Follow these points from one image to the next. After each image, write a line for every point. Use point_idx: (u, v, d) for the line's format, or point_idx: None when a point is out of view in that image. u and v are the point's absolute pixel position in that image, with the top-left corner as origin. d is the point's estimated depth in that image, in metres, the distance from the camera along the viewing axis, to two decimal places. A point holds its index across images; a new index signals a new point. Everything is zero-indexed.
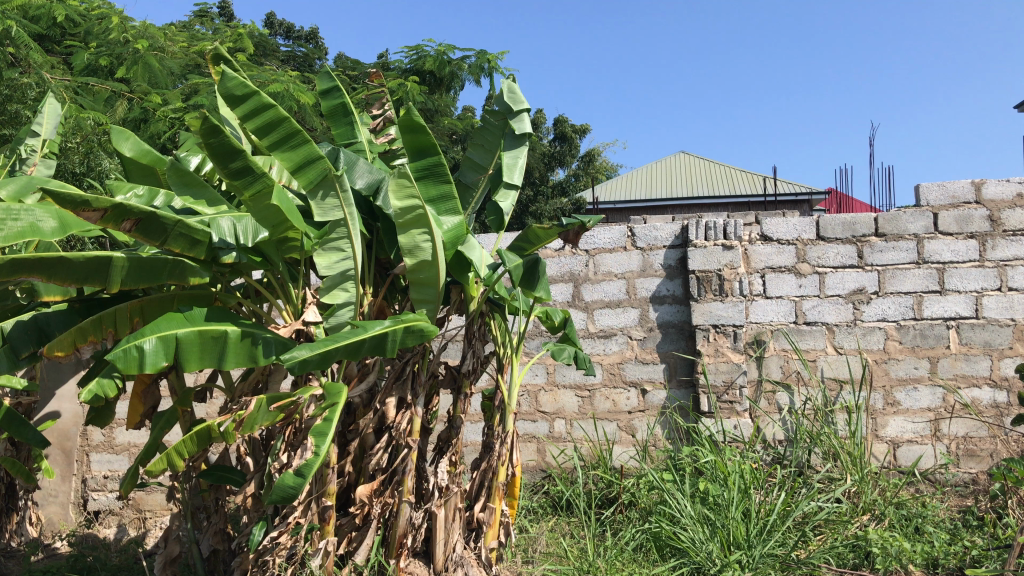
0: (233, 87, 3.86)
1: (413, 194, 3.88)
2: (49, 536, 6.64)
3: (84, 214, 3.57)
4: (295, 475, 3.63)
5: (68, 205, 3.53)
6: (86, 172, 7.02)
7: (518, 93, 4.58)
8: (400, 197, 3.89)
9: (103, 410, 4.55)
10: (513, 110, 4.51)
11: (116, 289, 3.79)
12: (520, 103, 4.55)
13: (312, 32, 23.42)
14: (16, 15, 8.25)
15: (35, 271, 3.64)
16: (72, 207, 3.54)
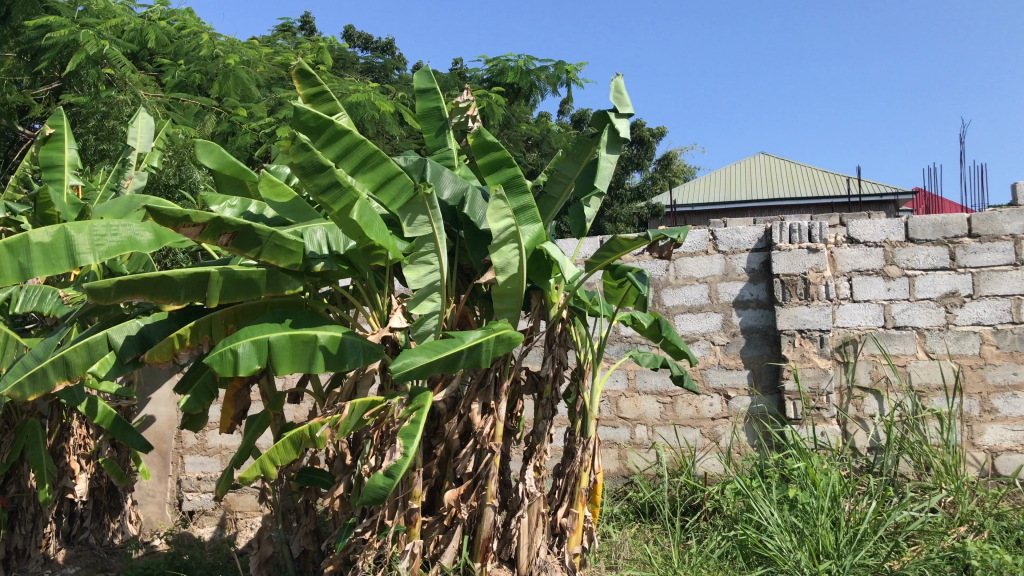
0: (308, 118, 3.90)
1: (507, 213, 3.98)
2: (147, 535, 6.89)
3: (184, 230, 3.76)
4: (385, 475, 3.72)
5: (169, 221, 3.73)
6: (179, 185, 7.34)
7: (625, 94, 4.48)
8: (493, 217, 3.97)
9: (197, 416, 4.71)
10: (619, 114, 4.44)
11: (215, 305, 3.95)
12: (626, 107, 4.46)
13: (389, 43, 23.77)
14: (112, 35, 8.60)
15: (139, 292, 3.80)
16: (173, 222, 3.73)
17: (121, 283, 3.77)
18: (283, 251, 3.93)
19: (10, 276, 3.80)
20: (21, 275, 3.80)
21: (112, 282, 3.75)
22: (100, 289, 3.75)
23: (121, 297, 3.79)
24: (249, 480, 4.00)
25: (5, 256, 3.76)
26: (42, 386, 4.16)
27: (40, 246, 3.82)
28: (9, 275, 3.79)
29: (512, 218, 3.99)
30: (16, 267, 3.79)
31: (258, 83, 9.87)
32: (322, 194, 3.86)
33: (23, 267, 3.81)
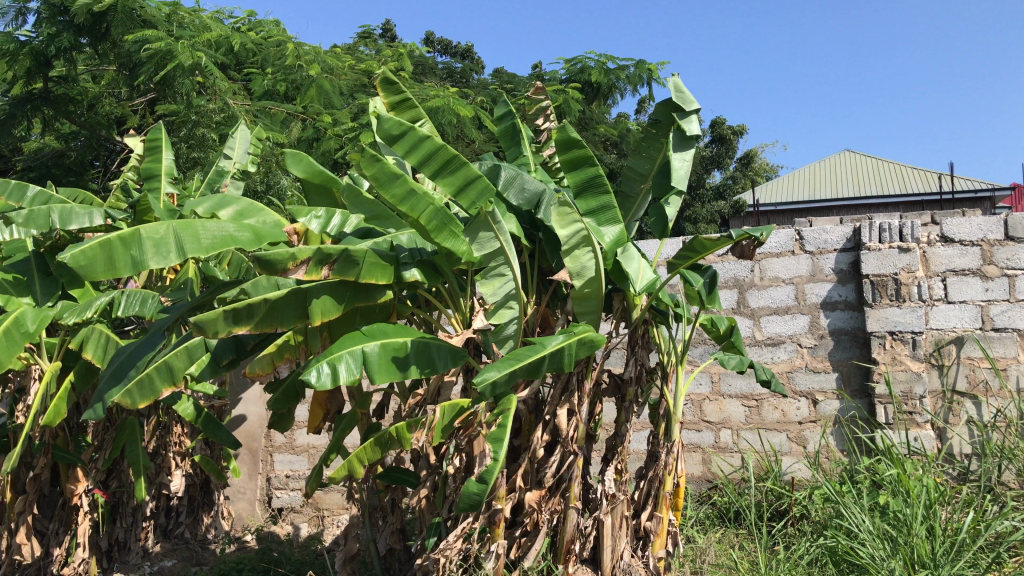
0: (390, 127, 4.04)
1: (575, 218, 4.06)
2: (239, 530, 7.12)
3: (293, 271, 3.96)
4: (479, 481, 3.79)
5: (278, 266, 3.95)
6: (266, 191, 7.60)
7: (687, 92, 4.40)
8: (561, 223, 4.07)
9: (286, 415, 4.84)
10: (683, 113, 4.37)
11: (318, 321, 4.04)
12: (689, 104, 4.38)
13: (469, 49, 23.96)
14: (204, 47, 8.90)
15: (247, 320, 3.98)
16: (280, 267, 3.95)
17: (229, 316, 3.97)
18: (376, 267, 4.02)
19: (124, 268, 4.12)
20: (133, 266, 4.13)
21: (220, 311, 3.94)
22: (209, 322, 3.94)
23: (230, 329, 3.98)
24: (337, 480, 4.12)
25: (121, 247, 4.11)
26: (151, 393, 4.45)
27: (152, 240, 4.16)
28: (123, 266, 4.13)
29: (582, 223, 4.06)
30: (128, 259, 4.12)
31: (342, 90, 10.07)
32: (398, 202, 3.92)
33: (135, 260, 4.14)
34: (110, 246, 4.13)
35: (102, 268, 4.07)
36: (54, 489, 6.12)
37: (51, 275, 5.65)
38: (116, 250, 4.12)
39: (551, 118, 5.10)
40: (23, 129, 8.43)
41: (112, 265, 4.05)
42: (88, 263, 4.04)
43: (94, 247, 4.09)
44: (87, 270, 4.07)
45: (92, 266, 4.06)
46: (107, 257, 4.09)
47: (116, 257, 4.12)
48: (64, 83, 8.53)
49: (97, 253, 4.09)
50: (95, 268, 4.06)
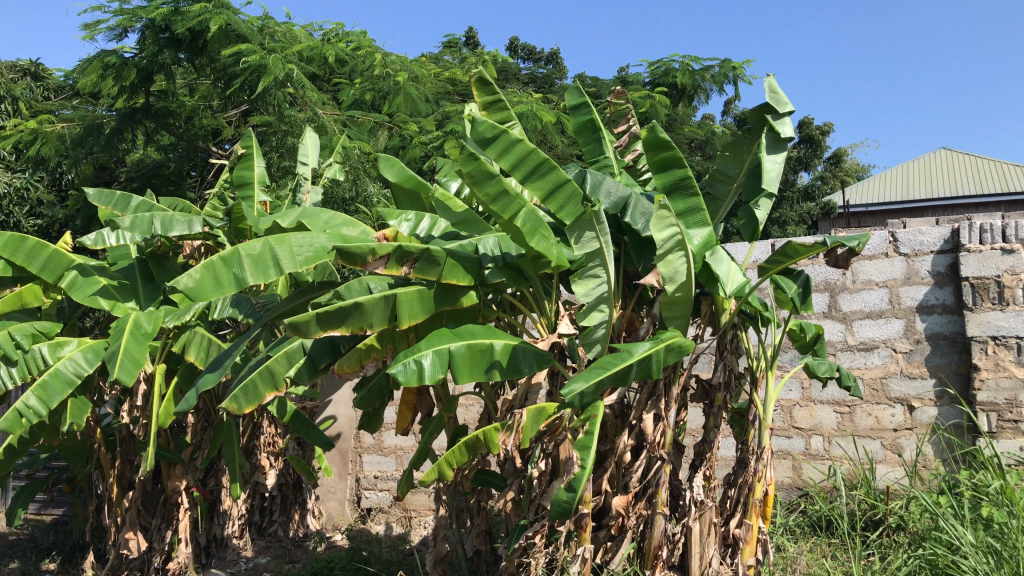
0: (484, 130, 4.08)
1: (672, 222, 3.97)
2: (329, 529, 7.28)
3: (371, 264, 3.99)
4: (568, 489, 3.83)
5: (357, 258, 3.96)
6: (354, 198, 7.79)
7: (781, 94, 4.37)
8: (657, 226, 3.98)
9: (373, 417, 5.04)
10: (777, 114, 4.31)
11: (405, 324, 4.18)
12: (784, 106, 4.34)
13: (553, 53, 24.05)
14: (295, 60, 9.18)
15: (334, 323, 4.06)
16: (360, 258, 3.96)
17: (321, 318, 4.03)
18: (461, 272, 4.10)
19: (230, 286, 4.39)
20: (237, 284, 4.38)
21: (313, 314, 4.00)
22: (303, 323, 4.00)
23: (323, 330, 4.06)
24: (427, 484, 4.15)
25: (223, 267, 4.38)
26: (255, 397, 4.60)
27: (251, 258, 4.38)
28: (226, 285, 4.39)
29: (677, 227, 3.98)
30: (232, 278, 4.38)
31: (426, 97, 10.21)
32: (491, 202, 3.95)
33: (237, 278, 4.39)
34: (214, 267, 4.39)
35: (209, 290, 4.34)
36: (157, 487, 6.41)
37: (155, 281, 5.93)
38: (220, 270, 4.38)
39: (631, 122, 5.10)
40: (127, 142, 8.83)
41: (217, 285, 4.32)
42: (194, 286, 4.32)
43: (199, 271, 4.36)
44: (196, 292, 4.34)
45: (198, 288, 4.34)
46: (212, 278, 4.36)
47: (220, 277, 4.38)
48: (163, 97, 8.89)
49: (202, 275, 4.36)
50: (202, 290, 4.34)
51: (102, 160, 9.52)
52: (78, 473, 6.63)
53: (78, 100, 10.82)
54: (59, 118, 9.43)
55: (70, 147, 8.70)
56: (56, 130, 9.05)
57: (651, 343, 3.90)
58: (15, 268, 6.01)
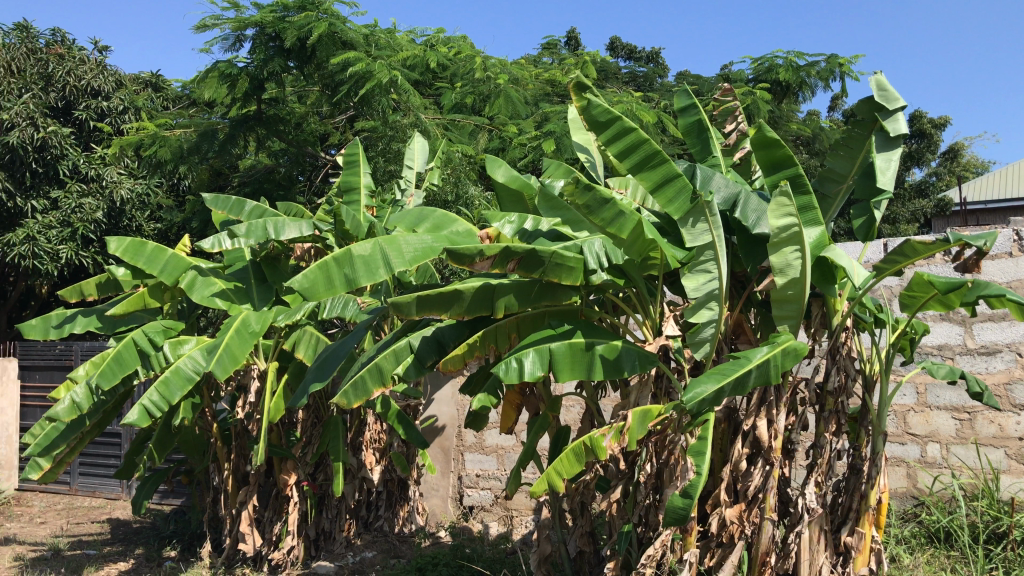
0: (599, 113, 4.18)
1: (790, 211, 3.87)
2: (433, 526, 7.39)
3: (479, 265, 4.05)
4: (683, 495, 3.78)
5: (466, 259, 4.02)
6: (456, 201, 7.94)
7: (892, 91, 4.22)
8: (776, 214, 3.88)
9: (480, 416, 5.38)
10: (886, 111, 4.20)
11: (501, 315, 4.25)
12: (895, 103, 4.18)
13: (654, 52, 23.79)
14: (400, 66, 9.37)
15: (435, 308, 4.17)
16: (469, 259, 4.03)
17: (421, 300, 4.15)
18: (562, 270, 4.11)
19: (341, 286, 4.53)
20: (348, 283, 4.52)
21: (412, 298, 4.14)
22: (404, 304, 4.16)
23: (421, 313, 4.19)
24: (538, 495, 4.16)
25: (335, 267, 4.51)
26: (363, 393, 4.72)
27: (362, 258, 4.52)
28: (338, 284, 4.53)
29: (795, 219, 3.87)
30: (344, 278, 4.52)
31: (526, 99, 10.26)
32: (608, 224, 4.00)
33: (348, 278, 4.52)
34: (326, 267, 4.54)
35: (323, 288, 4.50)
36: (269, 480, 6.67)
37: (267, 281, 6.15)
38: (332, 270, 4.53)
39: (739, 119, 4.99)
40: (239, 148, 9.19)
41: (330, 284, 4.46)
42: (308, 285, 4.47)
43: (312, 271, 4.51)
44: (310, 292, 4.49)
45: (311, 287, 4.49)
46: (324, 279, 4.51)
47: (334, 276, 4.53)
48: (273, 105, 9.21)
49: (315, 276, 4.51)
50: (314, 290, 4.48)
51: (216, 166, 9.93)
52: (196, 466, 6.93)
53: (194, 109, 11.29)
54: (177, 125, 9.86)
55: (188, 152, 9.11)
56: (174, 136, 9.48)
57: (767, 348, 3.84)
58: (141, 270, 6.34)
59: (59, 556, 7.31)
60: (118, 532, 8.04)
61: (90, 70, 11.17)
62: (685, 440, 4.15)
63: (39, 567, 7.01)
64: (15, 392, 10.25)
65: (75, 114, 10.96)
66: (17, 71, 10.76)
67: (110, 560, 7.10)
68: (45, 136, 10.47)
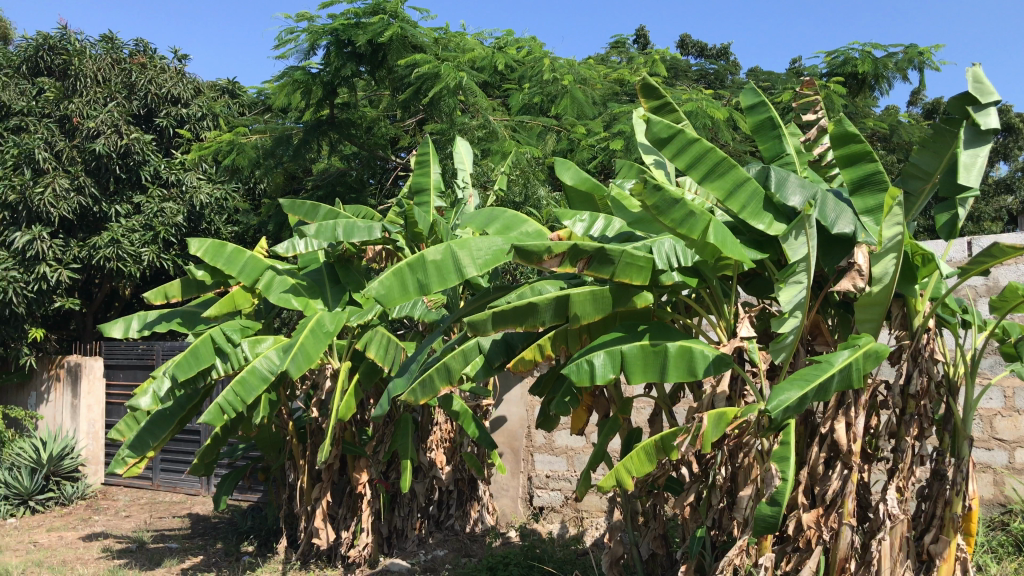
0: (660, 130, 4.19)
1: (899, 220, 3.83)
2: (503, 526, 7.41)
3: (548, 262, 4.05)
4: (771, 503, 3.74)
5: (534, 256, 4.05)
6: (525, 202, 7.97)
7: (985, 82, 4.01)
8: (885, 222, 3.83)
9: (550, 416, 5.44)
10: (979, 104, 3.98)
11: (577, 324, 4.21)
12: (988, 95, 3.99)
13: (724, 49, 23.47)
14: (468, 68, 9.44)
15: (510, 322, 4.20)
16: (537, 256, 4.05)
17: (497, 317, 4.20)
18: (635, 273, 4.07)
19: (415, 292, 4.57)
20: (422, 289, 4.55)
21: (489, 313, 4.19)
22: (480, 323, 4.21)
23: (499, 329, 4.22)
24: (606, 490, 4.19)
25: (410, 273, 4.56)
26: (431, 391, 4.73)
27: (435, 264, 4.55)
28: (412, 290, 4.57)
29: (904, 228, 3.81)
30: (417, 283, 4.56)
31: (594, 99, 10.20)
32: (680, 225, 3.94)
33: (422, 284, 4.56)
34: (400, 273, 4.59)
35: (398, 294, 4.55)
36: (343, 478, 6.77)
37: (340, 283, 6.28)
38: (406, 276, 4.57)
39: (819, 112, 4.82)
40: (313, 153, 9.39)
41: (404, 289, 4.51)
42: (384, 291, 4.51)
43: (387, 278, 4.56)
44: (385, 297, 4.53)
45: (386, 295, 4.53)
46: (399, 286, 4.56)
47: (408, 282, 4.57)
48: (346, 110, 9.34)
49: (390, 283, 4.55)
50: (390, 296, 4.53)
51: (291, 170, 10.13)
52: (273, 463, 7.09)
53: (269, 115, 11.55)
54: (253, 131, 10.12)
55: (263, 157, 9.35)
56: (251, 142, 9.74)
57: (850, 350, 3.76)
58: (220, 273, 6.52)
59: (144, 548, 7.57)
60: (198, 527, 8.28)
61: (170, 79, 11.53)
62: (761, 443, 4.09)
63: (126, 559, 7.27)
64: (101, 390, 10.63)
65: (157, 122, 11.32)
66: (102, 80, 11.18)
67: (191, 553, 7.32)
68: (128, 143, 10.83)
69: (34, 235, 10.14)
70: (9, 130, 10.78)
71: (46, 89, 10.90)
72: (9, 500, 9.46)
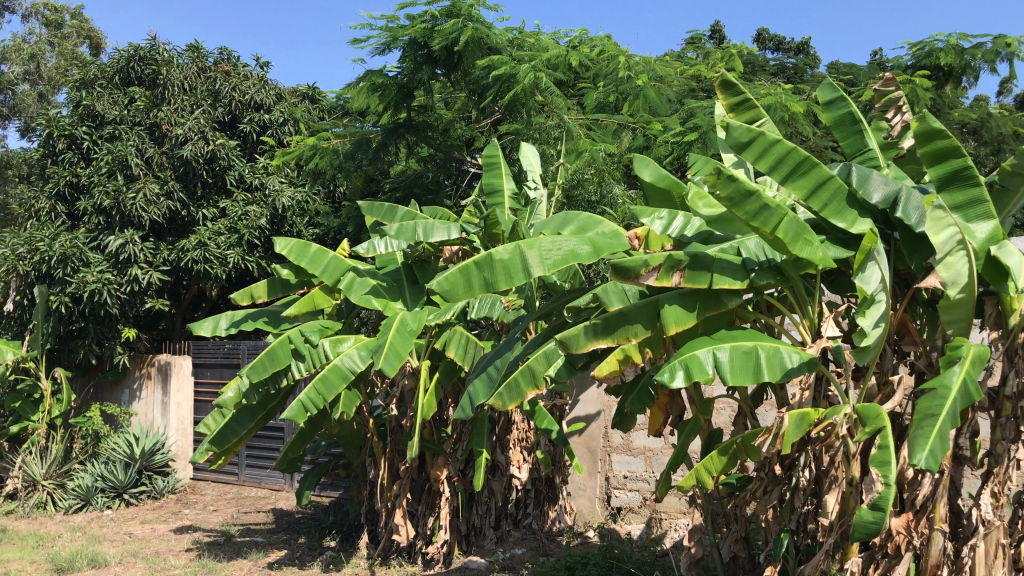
0: (739, 133, 4.10)
1: (948, 224, 3.74)
2: (581, 526, 7.41)
3: (645, 276, 4.17)
4: (873, 510, 3.63)
5: (635, 271, 4.18)
6: (600, 200, 7.94)
7: None
8: (935, 229, 3.76)
9: (627, 416, 5.46)
10: None
11: (672, 330, 4.18)
12: None
13: (804, 42, 22.99)
14: (542, 67, 9.46)
15: (602, 338, 4.32)
16: (636, 272, 4.19)
17: (589, 330, 4.34)
18: (732, 273, 4.10)
19: (481, 289, 4.67)
20: (487, 286, 4.65)
21: (581, 330, 4.34)
22: (572, 338, 4.36)
23: (591, 343, 4.34)
24: (686, 489, 4.21)
25: (476, 271, 4.67)
26: (518, 394, 4.73)
27: (502, 262, 4.63)
28: (478, 288, 4.68)
29: (956, 227, 3.74)
30: (483, 281, 4.66)
31: (670, 97, 10.13)
32: (754, 219, 3.91)
33: (488, 281, 4.66)
34: (467, 271, 4.71)
35: (462, 291, 4.67)
36: (422, 475, 6.87)
37: (418, 283, 6.38)
38: (472, 273, 4.69)
39: (903, 109, 4.69)
40: (391, 155, 9.55)
41: (469, 286, 4.63)
42: (449, 287, 4.66)
43: (454, 273, 4.70)
44: (450, 293, 4.67)
45: (452, 290, 4.67)
46: (464, 281, 4.68)
47: (474, 280, 4.69)
48: (423, 112, 9.46)
49: (456, 279, 4.69)
50: (455, 292, 4.66)
51: (370, 172, 10.31)
52: (354, 460, 7.23)
53: (348, 119, 11.79)
54: (333, 134, 10.35)
55: (343, 161, 9.56)
56: (331, 146, 9.97)
57: (955, 364, 3.63)
58: (303, 273, 6.69)
59: (231, 542, 7.81)
60: (282, 522, 8.50)
61: (254, 86, 11.88)
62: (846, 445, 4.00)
63: (214, 551, 7.51)
64: (189, 388, 11.05)
65: (241, 127, 11.67)
66: (189, 88, 11.59)
67: (276, 547, 7.52)
68: (214, 148, 11.20)
69: (126, 239, 10.55)
70: (102, 138, 11.20)
71: (137, 98, 11.34)
72: (105, 492, 9.93)
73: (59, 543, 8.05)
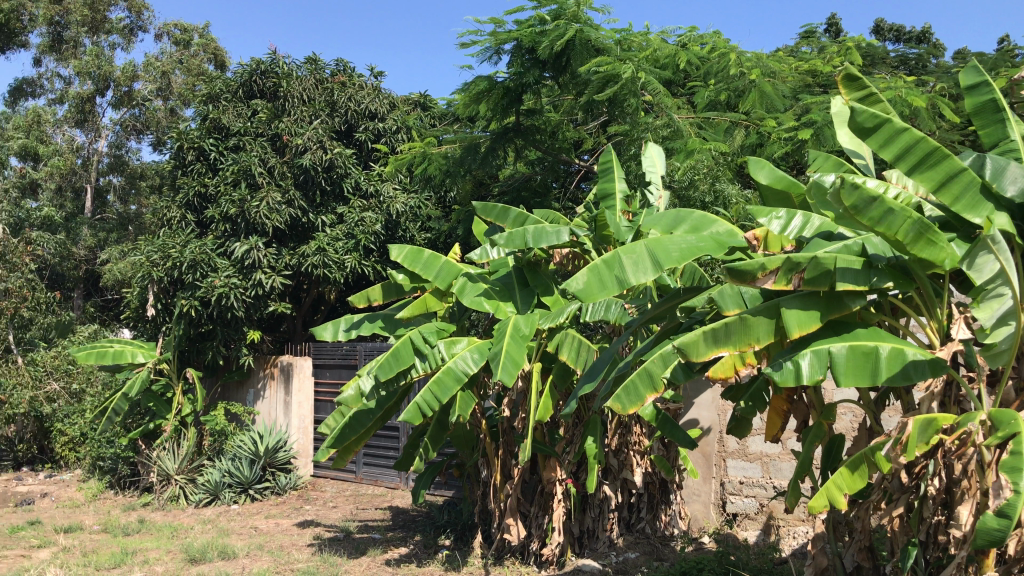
0: (865, 119, 3.97)
1: None
2: (695, 531, 7.29)
3: (762, 278, 4.11)
4: (997, 516, 3.39)
5: (750, 274, 4.11)
6: (714, 201, 7.80)
7: None
8: None
9: (741, 422, 5.38)
10: None
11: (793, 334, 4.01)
12: None
13: (925, 31, 22.02)
14: (649, 66, 9.38)
15: (723, 346, 4.17)
16: (753, 275, 4.11)
17: (709, 338, 4.21)
18: (853, 275, 3.92)
19: (616, 287, 4.69)
20: (620, 283, 4.69)
21: (699, 334, 4.23)
22: (692, 346, 4.23)
23: (711, 351, 4.20)
24: (818, 510, 4.03)
25: (606, 269, 4.74)
26: (638, 398, 4.71)
27: (632, 260, 4.72)
28: (613, 286, 4.69)
29: None
30: (616, 280, 4.70)
31: (785, 92, 9.87)
32: (877, 225, 3.78)
33: (619, 279, 4.70)
34: (598, 271, 4.76)
35: (600, 290, 4.65)
36: (534, 477, 6.92)
37: (529, 286, 6.36)
38: (603, 273, 4.74)
39: None
40: (500, 159, 9.66)
41: (605, 284, 4.64)
42: (584, 287, 4.66)
43: (585, 274, 4.74)
44: (586, 292, 4.65)
45: (585, 289, 4.67)
46: (597, 281, 4.70)
47: (608, 280, 4.70)
48: (531, 116, 9.53)
49: (588, 280, 4.71)
50: (588, 290, 4.66)
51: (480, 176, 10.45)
52: (467, 461, 7.33)
53: (458, 124, 11.96)
54: (443, 140, 10.53)
55: (454, 165, 9.72)
56: (442, 152, 10.17)
57: None
58: (418, 278, 6.86)
59: (350, 538, 8.07)
60: (398, 519, 8.72)
61: (368, 95, 12.25)
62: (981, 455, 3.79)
63: (335, 546, 7.78)
64: (309, 388, 11.44)
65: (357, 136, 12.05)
66: (308, 99, 12.04)
67: (393, 545, 7.72)
68: (332, 157, 11.58)
69: (251, 245, 11.06)
70: (228, 150, 11.80)
71: (259, 110, 11.87)
72: (232, 488, 10.40)
73: (192, 534, 8.50)
